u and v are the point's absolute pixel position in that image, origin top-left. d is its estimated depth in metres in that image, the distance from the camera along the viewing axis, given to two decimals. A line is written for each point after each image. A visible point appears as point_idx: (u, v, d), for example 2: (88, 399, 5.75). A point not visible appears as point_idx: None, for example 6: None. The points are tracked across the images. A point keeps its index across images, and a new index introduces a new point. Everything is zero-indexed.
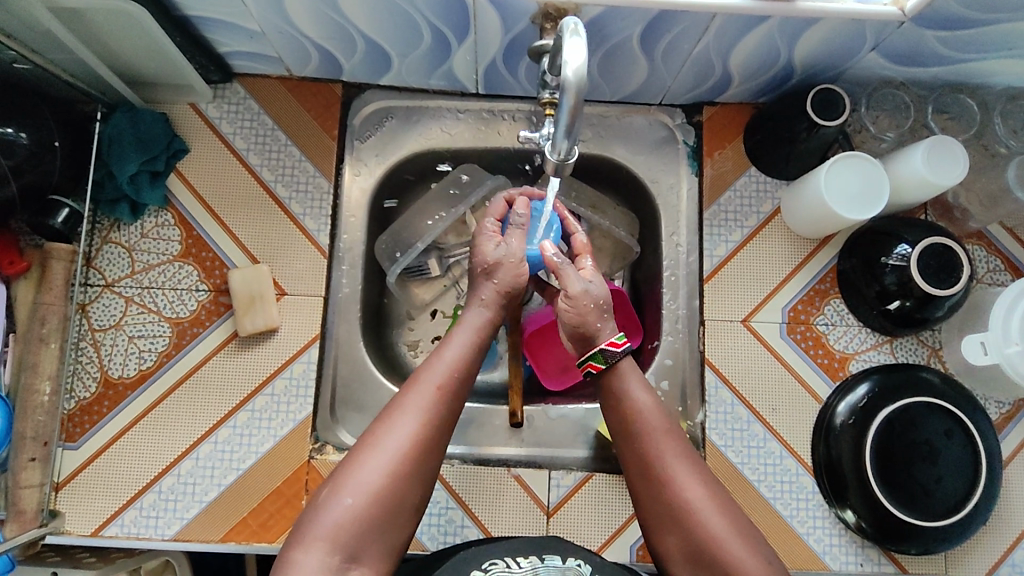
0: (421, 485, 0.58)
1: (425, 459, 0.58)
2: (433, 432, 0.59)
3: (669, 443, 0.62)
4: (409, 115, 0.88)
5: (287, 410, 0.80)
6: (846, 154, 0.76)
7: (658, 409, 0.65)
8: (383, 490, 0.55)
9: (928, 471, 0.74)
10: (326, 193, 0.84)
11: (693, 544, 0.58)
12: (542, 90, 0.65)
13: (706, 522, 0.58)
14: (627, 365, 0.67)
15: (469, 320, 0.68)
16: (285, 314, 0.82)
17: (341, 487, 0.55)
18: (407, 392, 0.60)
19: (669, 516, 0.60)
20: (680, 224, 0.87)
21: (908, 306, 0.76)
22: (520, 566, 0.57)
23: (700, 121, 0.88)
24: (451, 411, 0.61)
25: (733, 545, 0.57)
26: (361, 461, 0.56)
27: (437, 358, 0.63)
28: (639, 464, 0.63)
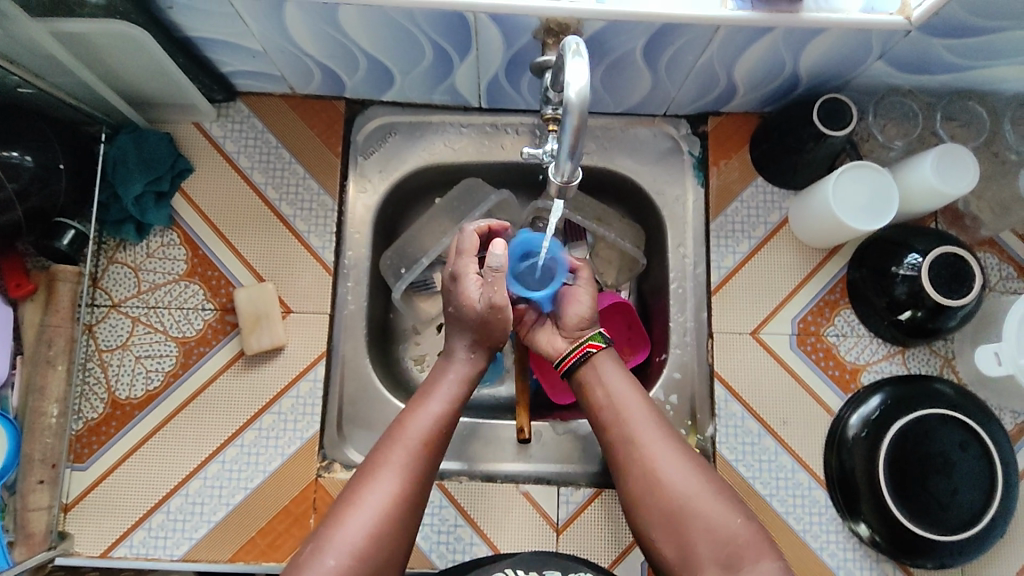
0: (404, 543, 0.59)
1: (408, 516, 0.59)
2: (415, 488, 0.60)
3: (639, 404, 0.67)
4: (412, 130, 0.88)
5: (294, 428, 0.80)
6: (854, 163, 0.75)
7: (632, 383, 0.69)
8: (367, 549, 0.56)
9: (943, 483, 0.73)
10: (330, 210, 0.84)
11: (669, 501, 0.61)
12: (545, 106, 0.64)
13: (678, 481, 0.61)
14: (602, 359, 0.71)
15: (448, 373, 0.70)
16: (292, 331, 0.82)
17: (322, 547, 0.55)
18: (386, 449, 0.62)
19: (642, 477, 0.63)
20: (686, 235, 0.86)
21: (920, 316, 0.76)
22: None
23: (705, 131, 0.88)
24: (431, 467, 0.63)
25: (706, 502, 0.60)
26: (342, 519, 0.57)
27: (418, 415, 0.65)
28: (616, 429, 0.66)
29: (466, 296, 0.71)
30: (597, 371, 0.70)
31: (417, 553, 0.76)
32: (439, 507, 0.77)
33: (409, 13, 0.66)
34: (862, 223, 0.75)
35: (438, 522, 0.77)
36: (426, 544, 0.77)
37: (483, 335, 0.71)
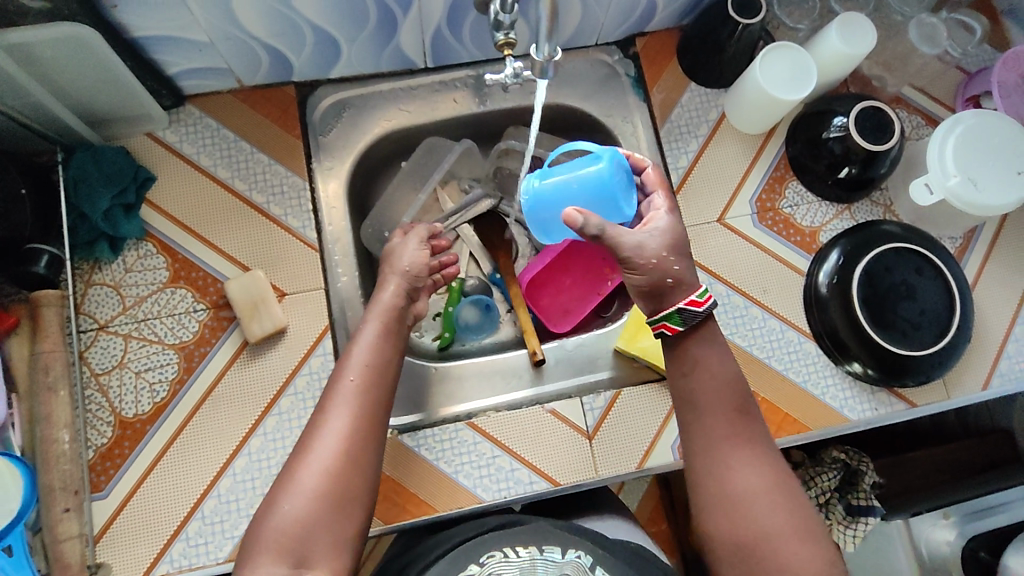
0: (363, 471, 0.62)
1: (360, 448, 0.62)
2: (362, 425, 0.63)
3: (735, 411, 0.64)
4: (365, 102, 0.91)
5: (314, 404, 0.79)
6: (772, 45, 0.84)
7: (729, 394, 0.65)
8: (320, 488, 0.59)
9: (910, 306, 0.82)
10: (302, 190, 0.85)
11: (747, 534, 0.59)
12: (497, 31, 0.70)
13: (763, 518, 0.59)
14: (706, 325, 0.67)
15: (374, 310, 0.74)
16: (291, 312, 0.82)
17: (279, 495, 0.59)
18: (331, 393, 0.65)
19: (721, 499, 0.61)
20: (641, 147, 0.93)
21: (855, 171, 0.85)
22: (519, 556, 0.60)
23: (636, 52, 0.95)
24: (375, 401, 0.65)
25: (791, 540, 0.58)
26: (298, 468, 0.60)
27: (350, 354, 0.68)
28: (699, 446, 0.64)
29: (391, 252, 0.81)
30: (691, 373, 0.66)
31: (462, 492, 0.78)
32: (474, 443, 0.79)
33: None
34: (784, 92, 0.83)
35: (476, 458, 0.79)
36: (469, 482, 0.78)
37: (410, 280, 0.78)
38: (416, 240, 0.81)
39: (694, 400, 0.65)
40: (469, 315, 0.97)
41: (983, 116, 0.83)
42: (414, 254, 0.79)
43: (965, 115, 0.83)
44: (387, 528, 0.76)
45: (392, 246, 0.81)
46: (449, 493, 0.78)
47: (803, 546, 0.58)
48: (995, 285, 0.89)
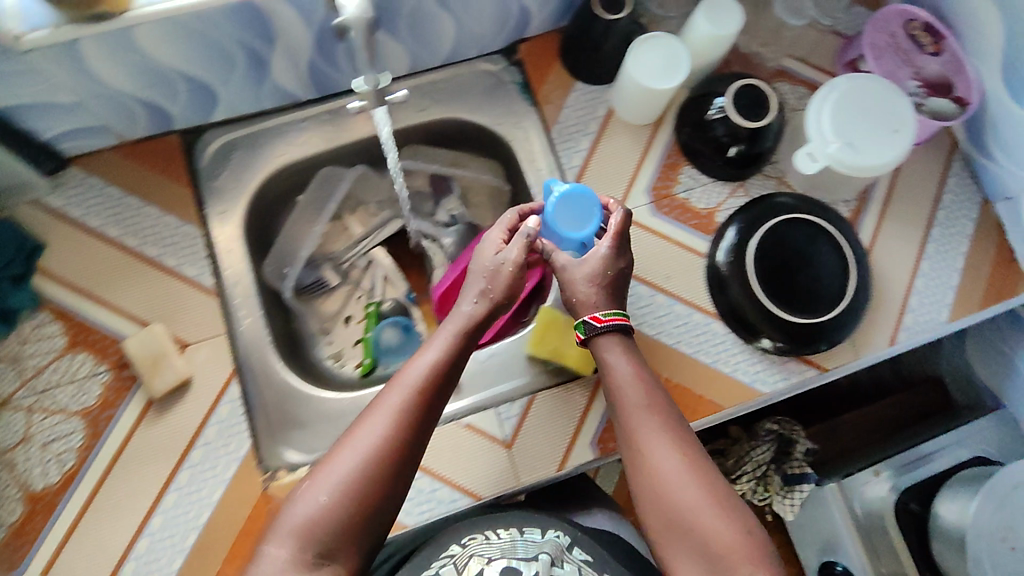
0: (398, 475, 0.62)
1: (401, 451, 0.62)
2: (408, 429, 0.63)
3: (652, 424, 0.67)
4: (253, 141, 0.90)
5: (226, 452, 0.78)
6: (643, 37, 0.85)
7: (637, 379, 0.71)
8: (353, 482, 0.60)
9: (807, 274, 0.84)
10: (195, 238, 0.85)
11: (672, 514, 0.63)
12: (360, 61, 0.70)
13: (683, 497, 0.64)
14: (606, 340, 0.74)
15: (454, 318, 0.72)
16: (194, 363, 0.80)
17: (315, 482, 0.60)
18: (386, 389, 0.65)
19: (648, 485, 0.66)
20: (535, 151, 0.93)
21: (743, 148, 0.87)
22: (499, 537, 0.64)
23: (520, 59, 0.95)
24: (427, 409, 0.65)
25: (708, 513, 0.62)
26: (336, 455, 0.61)
27: (417, 358, 0.68)
28: (623, 436, 0.69)
29: (483, 256, 0.77)
30: (605, 362, 0.72)
31: None
32: None
33: (205, 16, 0.70)
34: (656, 82, 0.84)
35: None
36: None
37: (494, 284, 0.74)
38: (510, 256, 0.75)
39: (612, 394, 0.71)
40: (389, 336, 0.96)
41: (856, 80, 0.84)
42: (506, 273, 0.74)
43: (839, 80, 0.84)
44: None
45: (485, 260, 0.76)
46: None
47: (720, 520, 0.62)
48: (892, 241, 0.91)
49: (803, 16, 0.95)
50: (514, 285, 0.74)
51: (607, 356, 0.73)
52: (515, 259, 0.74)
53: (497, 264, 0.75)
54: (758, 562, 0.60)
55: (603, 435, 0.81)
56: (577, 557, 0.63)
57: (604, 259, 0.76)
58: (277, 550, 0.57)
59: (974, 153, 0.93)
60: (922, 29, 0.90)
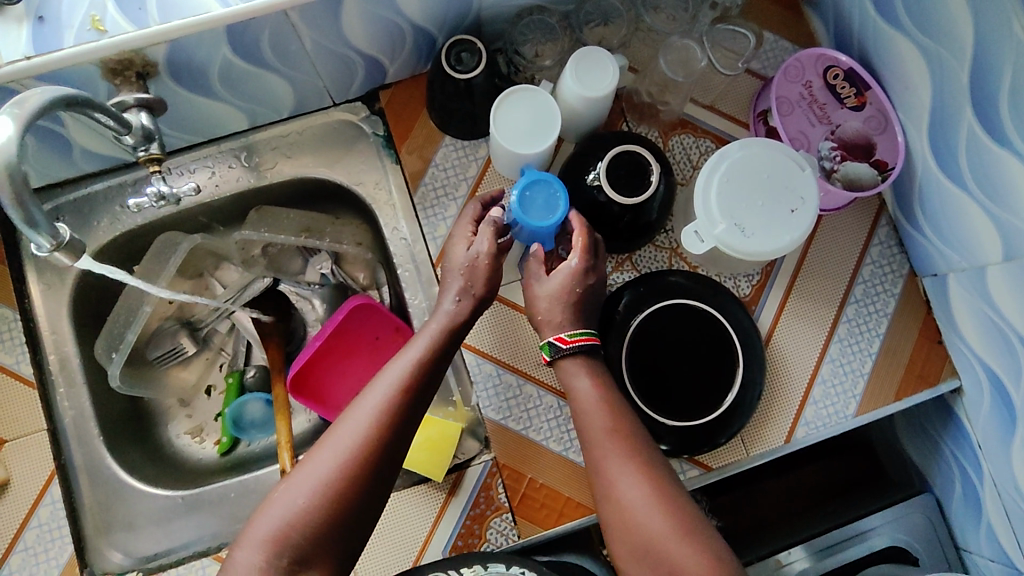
0: (374, 483, 0.60)
1: (380, 455, 0.60)
2: (386, 434, 0.61)
3: (616, 449, 0.64)
4: (81, 207, 0.82)
5: (46, 559, 0.73)
6: (508, 91, 0.74)
7: (602, 399, 0.67)
8: (326, 486, 0.58)
9: (687, 367, 0.75)
10: (14, 321, 0.78)
11: (642, 543, 0.59)
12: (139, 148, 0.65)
13: (650, 526, 0.59)
14: (570, 364, 0.70)
15: (437, 317, 0.69)
16: (12, 462, 0.75)
17: (289, 487, 0.58)
18: (364, 393, 0.64)
19: (615, 512, 0.62)
20: (398, 216, 0.84)
21: (627, 222, 0.75)
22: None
23: (381, 108, 0.85)
24: (407, 414, 0.63)
25: (675, 543, 0.58)
26: (312, 458, 0.60)
27: (396, 362, 0.66)
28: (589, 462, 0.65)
29: (455, 249, 0.73)
30: (569, 381, 0.69)
31: None
32: None
33: None
34: (531, 146, 0.73)
35: None
36: None
37: (474, 280, 0.71)
38: (479, 249, 0.70)
39: (578, 420, 0.67)
40: (252, 411, 0.87)
41: (750, 147, 0.73)
42: (481, 266, 0.70)
43: (732, 149, 0.73)
44: None
45: (454, 251, 0.73)
46: None
47: (688, 550, 0.58)
48: (799, 322, 0.80)
49: (692, 72, 0.79)
50: (492, 277, 0.71)
51: (570, 379, 0.69)
52: (482, 252, 0.70)
53: (469, 253, 0.71)
54: None
55: (456, 542, 0.75)
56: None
57: (574, 276, 0.70)
58: (246, 557, 0.54)
59: (902, 218, 0.81)
60: (843, 78, 0.79)
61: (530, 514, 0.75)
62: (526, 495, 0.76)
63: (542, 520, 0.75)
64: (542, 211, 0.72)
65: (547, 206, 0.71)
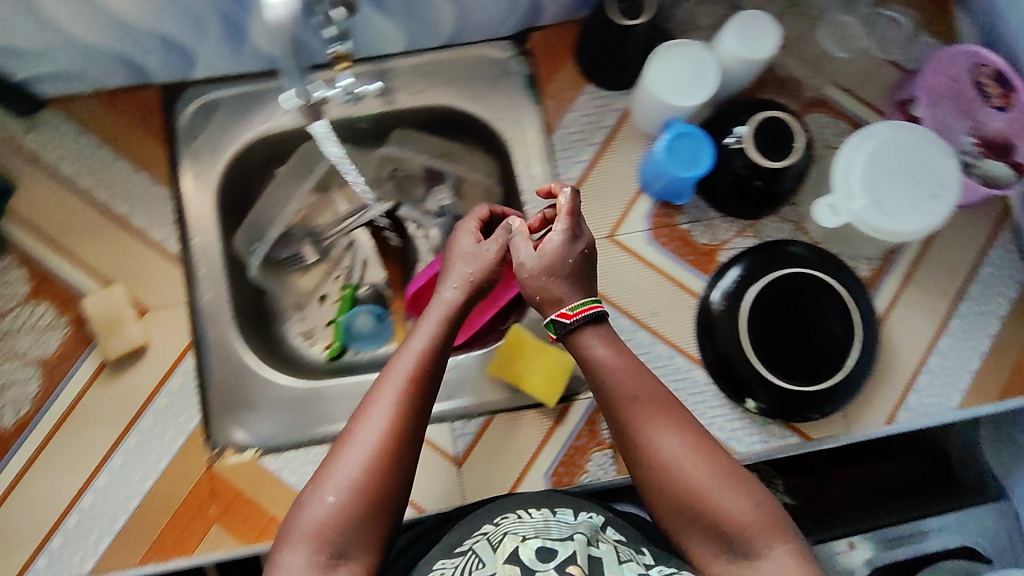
0: (404, 471, 0.58)
1: (405, 444, 0.58)
2: (411, 422, 0.59)
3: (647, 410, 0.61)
4: (234, 103, 0.85)
5: (176, 422, 0.78)
6: (667, 44, 0.76)
7: (625, 361, 0.64)
8: (359, 483, 0.56)
9: (807, 336, 0.77)
10: (166, 200, 0.82)
11: (684, 499, 0.57)
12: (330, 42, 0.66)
13: (690, 478, 0.58)
14: (591, 332, 0.65)
15: (439, 304, 0.67)
16: (151, 330, 0.79)
17: (319, 488, 0.56)
18: (379, 384, 0.61)
19: (653, 471, 0.59)
20: (532, 155, 0.86)
21: (761, 185, 0.78)
22: (532, 517, 0.60)
23: (529, 49, 0.87)
24: (424, 399, 0.61)
25: (720, 490, 0.57)
26: (338, 457, 0.58)
27: (407, 350, 0.63)
28: (616, 424, 0.62)
29: (459, 245, 0.71)
30: (584, 348, 0.65)
31: None
32: None
33: None
34: (696, 95, 0.76)
35: None
36: None
37: (476, 270, 0.69)
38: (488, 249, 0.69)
39: (601, 381, 0.63)
40: (362, 324, 0.91)
41: (899, 129, 0.75)
42: (490, 259, 0.69)
43: (875, 130, 0.75)
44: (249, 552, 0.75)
45: (463, 247, 0.70)
46: None
47: (732, 495, 0.57)
48: (911, 311, 0.82)
49: (852, 48, 0.86)
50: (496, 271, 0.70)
51: (587, 345, 0.64)
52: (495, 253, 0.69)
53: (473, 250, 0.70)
54: (778, 529, 0.55)
55: (558, 469, 0.79)
56: (611, 538, 0.58)
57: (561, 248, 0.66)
58: (292, 558, 0.53)
59: None
60: (993, 78, 0.77)
61: None
62: None
63: None
64: (685, 164, 0.75)
65: (695, 160, 0.75)
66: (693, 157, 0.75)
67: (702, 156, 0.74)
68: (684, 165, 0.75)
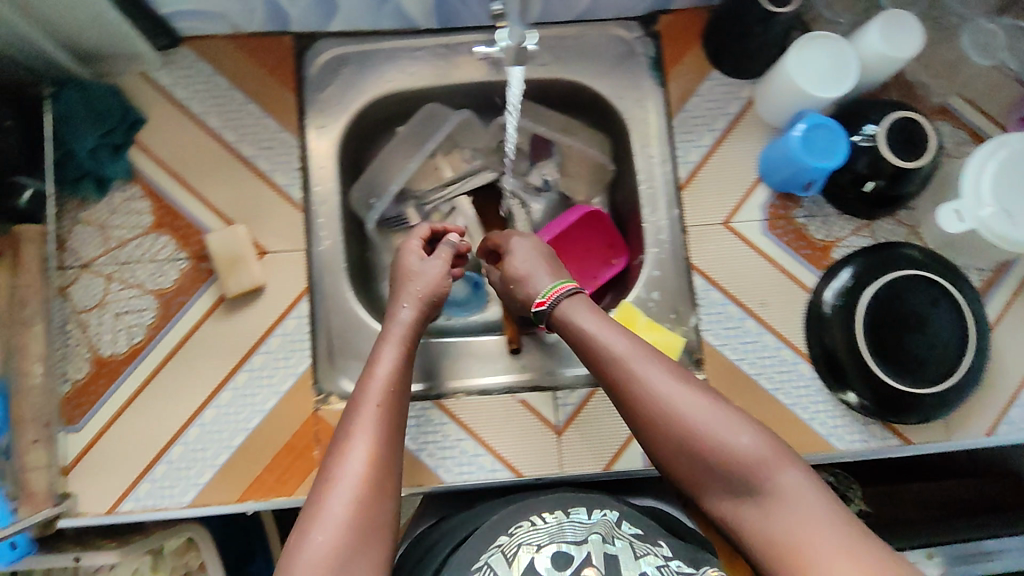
0: (388, 497, 0.58)
1: (388, 470, 0.59)
2: (388, 446, 0.60)
3: (642, 365, 0.61)
4: (363, 58, 0.86)
5: (285, 365, 0.79)
6: (811, 36, 0.76)
7: (611, 324, 0.65)
8: (353, 514, 0.55)
9: (920, 340, 0.77)
10: (291, 147, 0.83)
11: (689, 445, 0.57)
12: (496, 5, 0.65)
13: (690, 420, 0.57)
14: (576, 301, 0.69)
15: (393, 329, 0.70)
16: (270, 272, 0.81)
17: (308, 526, 0.54)
18: (353, 415, 0.61)
19: (656, 423, 0.59)
20: (651, 136, 0.86)
21: (882, 186, 0.78)
22: (545, 522, 0.57)
23: (658, 31, 0.87)
24: (397, 420, 0.63)
25: (722, 425, 0.56)
26: (324, 493, 0.56)
27: (370, 377, 0.64)
28: (610, 383, 0.62)
29: (407, 267, 0.76)
30: (573, 318, 0.67)
31: (423, 469, 0.79)
32: (441, 425, 0.81)
33: None
34: (844, 87, 0.76)
35: (442, 439, 0.80)
36: (431, 461, 0.80)
37: (429, 292, 0.74)
38: (438, 264, 0.76)
39: (593, 344, 0.64)
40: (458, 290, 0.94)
41: None
42: (437, 277, 0.75)
43: (1013, 139, 0.75)
44: None
45: (410, 266, 0.76)
46: (409, 468, 0.79)
47: (735, 430, 0.56)
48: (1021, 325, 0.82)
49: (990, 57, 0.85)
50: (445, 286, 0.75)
51: (574, 314, 0.67)
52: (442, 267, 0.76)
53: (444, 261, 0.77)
54: (786, 455, 0.55)
55: None
56: (628, 533, 0.56)
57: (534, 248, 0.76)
58: None
59: None
60: None
61: None
62: None
63: None
64: (821, 152, 0.77)
65: (830, 149, 0.77)
66: (829, 146, 0.77)
67: (838, 145, 0.76)
68: (820, 153, 0.77)
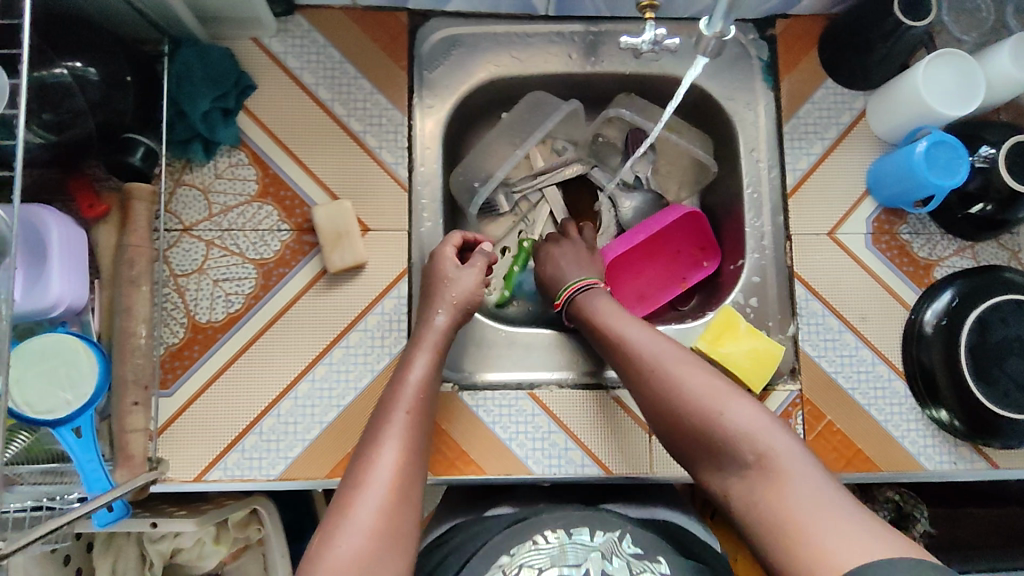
0: (413, 506, 0.58)
1: (413, 477, 0.60)
2: (415, 452, 0.61)
3: (654, 346, 0.66)
4: (475, 41, 0.85)
5: (381, 344, 0.78)
6: (941, 52, 0.76)
7: (626, 315, 0.72)
8: (379, 523, 0.55)
9: (1018, 365, 0.74)
10: (400, 124, 0.82)
11: (697, 424, 0.60)
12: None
13: (694, 395, 0.61)
14: (600, 294, 0.76)
15: (428, 331, 0.72)
16: (371, 249, 0.80)
17: (333, 531, 0.54)
18: (387, 417, 0.63)
19: (667, 404, 0.63)
20: (759, 140, 0.86)
21: (990, 209, 0.77)
22: (548, 542, 0.57)
23: (774, 35, 0.87)
24: (424, 423, 0.65)
25: (725, 399, 0.60)
26: (351, 499, 0.56)
27: (403, 380, 0.67)
28: (627, 365, 0.67)
29: (442, 272, 0.75)
30: (590, 304, 0.74)
31: (512, 459, 0.79)
32: (531, 415, 0.80)
33: None
34: (969, 107, 0.76)
35: (532, 429, 0.80)
36: (522, 451, 0.79)
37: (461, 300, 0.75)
38: (474, 273, 0.76)
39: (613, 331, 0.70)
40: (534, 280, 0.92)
41: None
42: (472, 287, 0.75)
43: None
44: (435, 479, 0.78)
45: (445, 272, 0.75)
46: (499, 457, 0.79)
47: (738, 408, 0.60)
48: None
49: None
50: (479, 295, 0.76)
51: (591, 302, 0.75)
52: (478, 275, 0.76)
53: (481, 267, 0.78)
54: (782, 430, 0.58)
55: None
56: (627, 552, 0.57)
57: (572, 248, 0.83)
58: None
59: None
60: None
61: (822, 452, 0.79)
62: (823, 433, 0.80)
63: (830, 462, 0.79)
64: (943, 170, 0.75)
65: (953, 167, 0.75)
66: (950, 165, 0.75)
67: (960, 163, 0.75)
68: (942, 170, 0.75)
